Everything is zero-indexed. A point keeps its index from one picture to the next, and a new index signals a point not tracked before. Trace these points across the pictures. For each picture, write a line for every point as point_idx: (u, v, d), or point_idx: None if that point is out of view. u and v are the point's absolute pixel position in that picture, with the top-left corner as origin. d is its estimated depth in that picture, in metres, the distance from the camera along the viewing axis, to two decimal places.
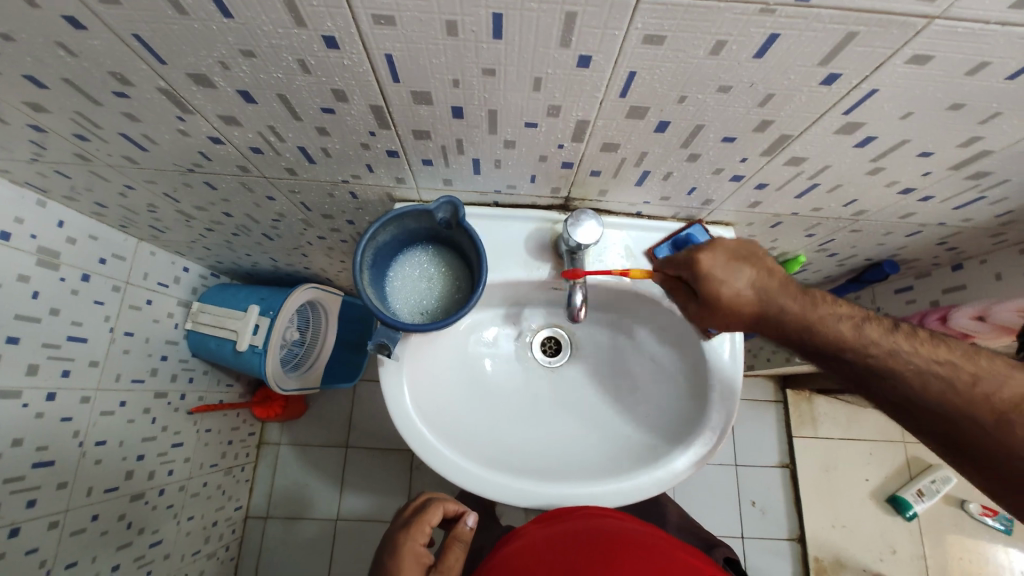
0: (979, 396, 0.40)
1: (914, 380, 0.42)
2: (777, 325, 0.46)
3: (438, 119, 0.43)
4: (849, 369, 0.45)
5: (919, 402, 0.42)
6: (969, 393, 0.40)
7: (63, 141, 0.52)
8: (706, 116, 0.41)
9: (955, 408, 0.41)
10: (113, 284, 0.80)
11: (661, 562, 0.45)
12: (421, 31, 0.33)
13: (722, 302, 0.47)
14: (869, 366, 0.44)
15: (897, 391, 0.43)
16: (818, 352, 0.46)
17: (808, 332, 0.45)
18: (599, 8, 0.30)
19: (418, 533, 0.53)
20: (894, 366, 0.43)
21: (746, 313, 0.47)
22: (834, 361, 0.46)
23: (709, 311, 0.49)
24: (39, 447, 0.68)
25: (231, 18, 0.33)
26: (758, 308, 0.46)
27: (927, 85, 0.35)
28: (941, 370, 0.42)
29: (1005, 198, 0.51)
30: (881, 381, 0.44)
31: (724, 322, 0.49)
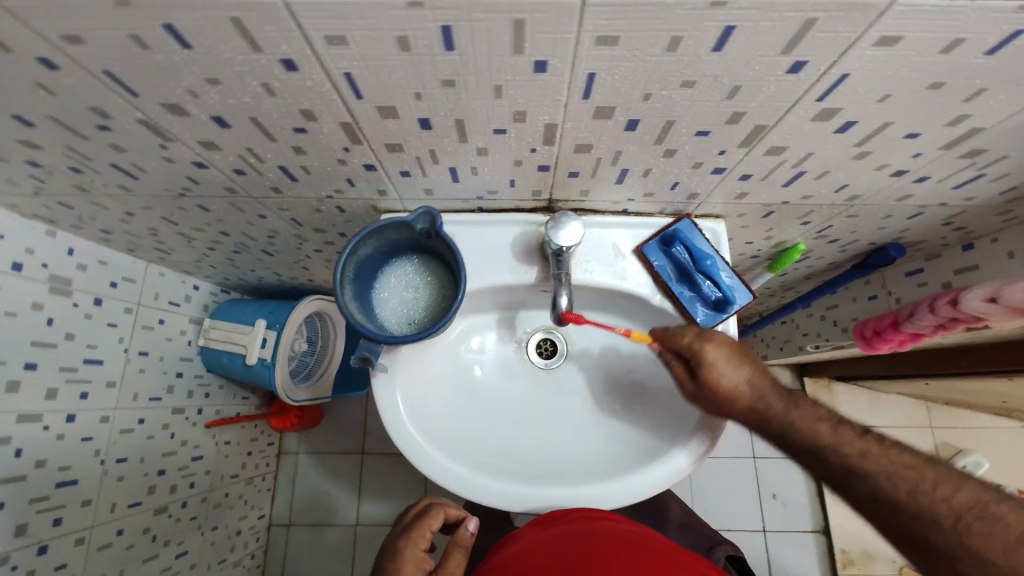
0: (943, 502, 0.40)
1: (884, 481, 0.43)
2: (763, 420, 0.49)
3: (407, 131, 0.44)
4: (826, 471, 0.46)
5: (888, 505, 0.42)
6: (936, 498, 0.41)
7: (60, 175, 0.54)
8: (675, 112, 0.40)
9: (922, 512, 0.41)
10: (124, 306, 0.83)
11: (660, 567, 0.44)
12: (375, 49, 0.33)
13: (718, 391, 0.50)
14: (843, 465, 0.45)
15: (869, 493, 0.43)
16: (796, 449, 0.48)
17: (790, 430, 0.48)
18: (545, 14, 0.30)
19: (419, 537, 0.53)
20: (865, 467, 0.44)
21: (738, 407, 0.50)
22: (809, 461, 0.47)
23: (701, 396, 0.51)
24: (62, 467, 0.71)
25: (190, 49, 0.34)
26: (749, 403, 0.50)
27: (900, 66, 0.34)
28: (909, 475, 0.43)
29: (1006, 175, 0.49)
30: (853, 479, 0.44)
31: (713, 408, 0.51)
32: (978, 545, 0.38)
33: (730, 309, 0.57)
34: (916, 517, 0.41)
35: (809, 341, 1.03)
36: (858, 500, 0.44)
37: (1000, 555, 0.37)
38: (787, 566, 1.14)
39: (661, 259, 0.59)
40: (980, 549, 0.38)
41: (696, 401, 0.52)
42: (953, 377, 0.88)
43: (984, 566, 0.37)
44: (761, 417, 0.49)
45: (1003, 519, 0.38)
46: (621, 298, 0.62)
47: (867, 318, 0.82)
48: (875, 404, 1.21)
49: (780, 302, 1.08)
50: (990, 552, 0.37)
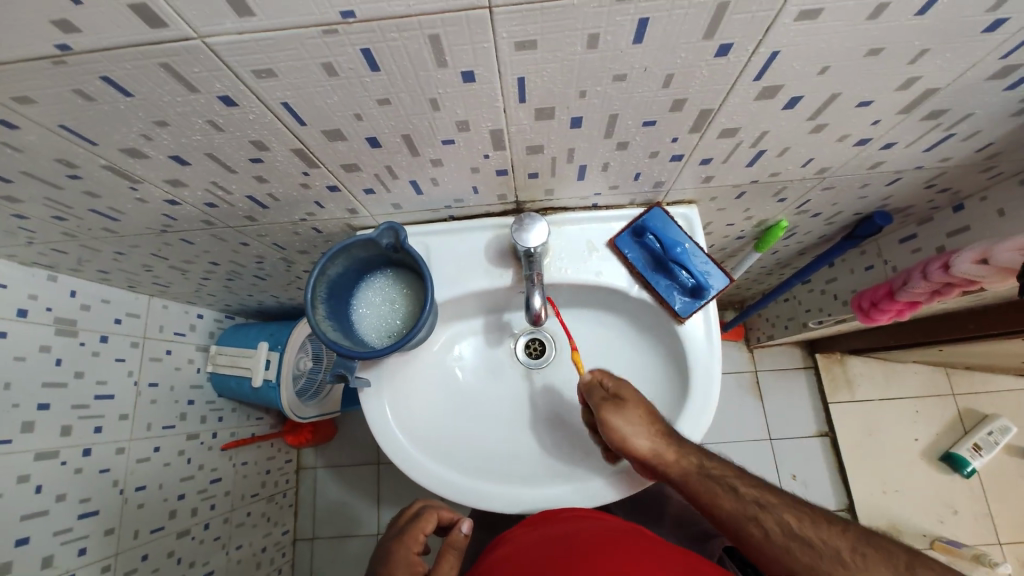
0: (839, 537, 0.42)
1: (790, 518, 0.44)
2: (679, 453, 0.50)
3: (358, 151, 0.45)
4: (734, 506, 0.46)
5: (796, 541, 0.42)
6: (834, 537, 0.42)
7: (46, 224, 0.57)
8: (615, 105, 0.40)
9: (823, 548, 0.42)
10: (131, 340, 0.86)
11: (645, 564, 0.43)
12: (304, 77, 0.34)
13: (640, 409, 0.52)
14: (751, 497, 0.46)
15: (775, 530, 0.44)
16: (713, 489, 0.48)
17: (702, 465, 0.49)
18: (457, 27, 0.31)
19: (412, 541, 0.54)
20: (770, 505, 0.45)
21: (657, 432, 0.51)
22: (722, 497, 0.47)
23: (620, 418, 0.52)
24: (82, 499, 0.74)
25: (132, 96, 0.35)
26: (664, 433, 0.51)
27: (830, 38, 0.33)
28: (809, 515, 0.44)
29: (977, 132, 0.47)
30: (761, 512, 0.45)
31: (631, 435, 0.51)
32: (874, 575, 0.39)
33: (708, 295, 0.56)
34: (818, 554, 0.41)
35: (812, 317, 1.01)
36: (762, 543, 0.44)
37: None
38: None
39: (635, 251, 0.59)
40: None
41: (613, 428, 0.52)
42: (963, 342, 0.85)
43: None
44: (677, 446, 0.50)
45: (889, 555, 0.41)
46: (600, 292, 0.61)
47: (864, 290, 0.79)
48: (891, 376, 1.17)
49: (780, 280, 1.06)
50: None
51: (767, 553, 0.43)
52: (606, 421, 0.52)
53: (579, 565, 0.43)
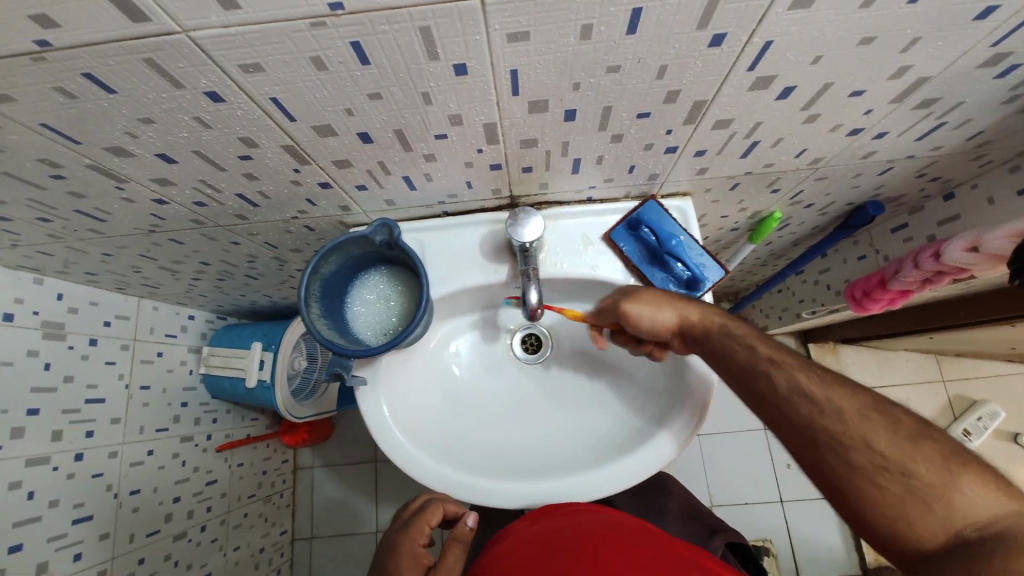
0: (852, 399, 0.38)
1: (802, 376, 0.41)
2: (703, 312, 0.49)
3: (350, 147, 0.44)
4: (754, 362, 0.43)
5: (800, 396, 0.39)
6: (842, 395, 0.38)
7: (30, 226, 0.55)
8: (610, 97, 0.39)
9: (826, 404, 0.38)
10: (121, 343, 0.85)
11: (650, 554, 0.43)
12: (293, 71, 0.34)
13: (654, 293, 0.51)
14: (768, 356, 0.43)
15: (783, 384, 0.41)
16: (734, 347, 0.45)
17: (729, 321, 0.47)
18: (448, 19, 0.30)
19: (417, 533, 0.53)
20: (785, 364, 0.42)
21: (676, 305, 0.50)
22: (740, 355, 0.44)
23: (640, 305, 0.50)
24: (75, 504, 0.73)
25: (115, 93, 0.35)
26: (682, 301, 0.50)
27: (824, 26, 0.33)
28: (827, 376, 0.40)
29: (968, 120, 0.48)
30: (776, 370, 0.42)
31: (654, 313, 0.50)
32: (870, 435, 0.36)
33: (703, 287, 0.57)
34: (819, 409, 0.38)
35: (805, 307, 1.02)
36: (767, 397, 0.41)
37: (889, 448, 0.35)
38: (809, 535, 1.13)
39: (630, 244, 0.59)
40: (874, 442, 0.36)
41: (634, 313, 0.50)
42: (952, 330, 0.86)
43: (871, 456, 0.36)
44: (700, 310, 0.49)
45: (898, 421, 0.37)
46: (596, 287, 0.61)
47: (856, 279, 0.80)
48: (883, 364, 1.19)
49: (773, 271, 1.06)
50: (880, 442, 0.36)
51: (770, 406, 0.41)
52: (627, 311, 0.50)
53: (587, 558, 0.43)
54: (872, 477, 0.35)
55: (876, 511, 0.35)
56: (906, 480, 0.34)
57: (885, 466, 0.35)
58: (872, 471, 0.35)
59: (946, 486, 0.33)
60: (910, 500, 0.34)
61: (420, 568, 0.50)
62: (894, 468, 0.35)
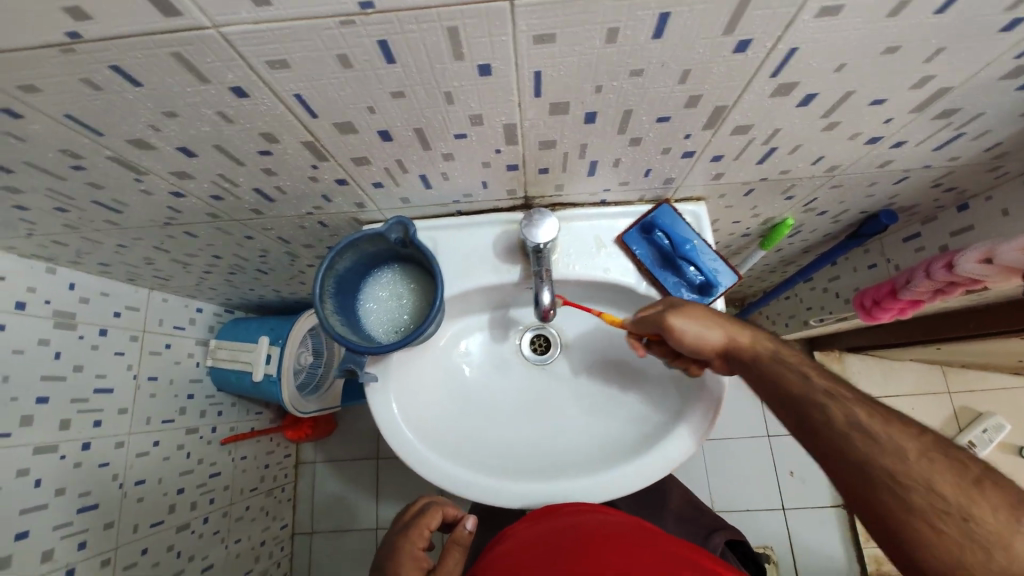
0: (913, 438, 0.36)
1: (859, 409, 0.38)
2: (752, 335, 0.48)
3: (369, 144, 0.44)
4: (806, 390, 0.41)
5: (855, 429, 0.37)
6: (902, 432, 0.36)
7: (47, 216, 0.56)
8: (631, 101, 0.40)
9: (885, 440, 0.36)
10: (130, 333, 0.85)
11: (651, 555, 0.43)
12: (318, 69, 0.34)
13: (700, 310, 0.50)
14: (822, 386, 0.41)
15: (836, 415, 0.39)
16: (783, 373, 0.43)
17: (779, 346, 0.46)
18: (476, 19, 0.30)
19: (416, 536, 0.54)
20: (840, 395, 0.40)
21: (722, 325, 0.49)
22: (791, 382, 0.42)
23: (685, 320, 0.49)
24: (81, 493, 0.74)
25: (141, 86, 0.35)
26: (730, 321, 0.49)
27: (850, 34, 0.33)
28: (885, 410, 0.38)
29: (987, 132, 0.47)
30: (831, 401, 0.40)
31: (699, 330, 0.49)
32: (933, 477, 0.34)
33: (716, 292, 0.57)
34: (876, 445, 0.36)
35: (813, 315, 1.02)
36: (818, 428, 0.39)
37: (952, 491, 0.33)
38: (810, 543, 1.12)
39: (643, 247, 0.59)
40: (937, 485, 0.33)
41: (678, 328, 0.49)
42: (962, 341, 0.86)
43: (933, 499, 0.33)
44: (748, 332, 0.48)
45: (964, 464, 0.35)
46: (607, 289, 0.61)
47: (866, 288, 0.79)
48: (889, 373, 1.18)
49: (781, 277, 1.06)
50: (944, 486, 0.33)
51: (819, 436, 0.39)
52: (671, 324, 0.50)
53: (584, 555, 0.44)
54: (931, 522, 0.33)
55: (933, 557, 0.32)
56: (970, 529, 0.32)
57: (948, 512, 0.33)
58: (932, 515, 0.33)
59: (1015, 537, 0.31)
60: (974, 550, 0.31)
61: (419, 571, 0.51)
62: (956, 514, 0.32)
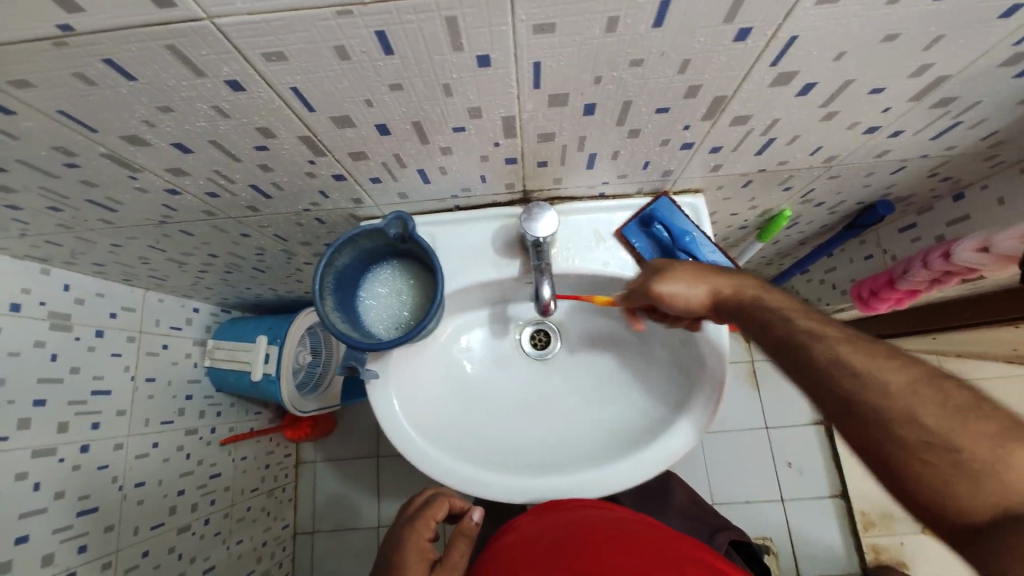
0: (896, 371, 0.36)
1: (842, 347, 0.39)
2: (734, 284, 0.49)
3: (367, 139, 0.44)
4: (789, 333, 0.42)
5: (839, 369, 0.38)
6: (885, 367, 0.36)
7: (41, 215, 0.55)
8: (630, 91, 0.39)
9: (867, 376, 0.36)
10: (126, 334, 0.84)
11: (657, 547, 0.44)
12: (316, 61, 0.33)
13: (684, 271, 0.51)
14: (805, 328, 0.41)
15: (821, 356, 0.39)
16: (769, 320, 0.44)
17: (764, 292, 0.47)
18: (475, 8, 0.30)
19: (423, 527, 0.54)
20: (824, 335, 0.40)
21: (706, 281, 0.50)
22: (775, 328, 0.43)
23: (671, 284, 0.50)
24: (81, 496, 0.73)
25: (136, 81, 0.34)
26: (713, 275, 0.50)
27: (848, 22, 0.33)
28: (871, 347, 0.38)
29: (984, 120, 0.48)
30: (814, 342, 0.40)
31: (686, 293, 0.49)
32: (916, 408, 0.34)
33: None
34: (858, 381, 0.36)
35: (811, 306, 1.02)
36: (804, 370, 0.40)
37: (935, 421, 0.33)
38: (809, 533, 1.13)
39: (642, 240, 0.59)
40: (919, 414, 0.34)
41: (665, 295, 0.50)
42: (959, 330, 0.86)
43: (915, 431, 0.33)
44: (730, 283, 0.49)
45: (950, 393, 0.34)
46: (606, 283, 0.61)
47: (863, 279, 0.80)
48: None
49: (778, 270, 1.06)
50: (927, 416, 0.33)
51: (805, 378, 0.40)
52: (659, 292, 0.50)
53: (585, 549, 0.44)
54: (915, 451, 0.33)
55: (919, 489, 0.33)
56: (955, 457, 0.32)
57: (932, 440, 0.33)
58: (914, 445, 0.33)
59: (1001, 461, 0.31)
60: (958, 476, 0.31)
61: (426, 562, 0.51)
62: (941, 442, 0.32)
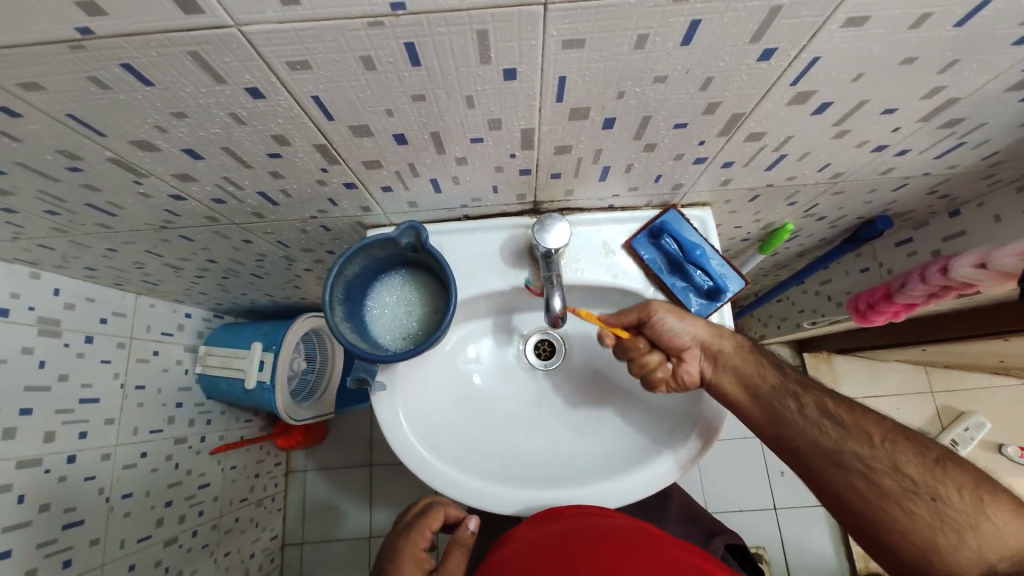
0: (875, 427, 0.47)
1: (830, 404, 0.50)
2: (732, 338, 0.55)
3: (383, 148, 0.43)
4: (779, 385, 0.52)
5: (829, 421, 0.48)
6: (867, 425, 0.47)
7: (36, 219, 0.53)
8: (650, 107, 0.40)
9: (854, 429, 0.47)
10: (117, 340, 0.82)
11: (659, 554, 0.42)
12: (340, 70, 0.33)
13: (683, 309, 0.56)
14: (797, 382, 0.52)
15: (816, 412, 0.49)
16: (765, 371, 0.53)
17: (755, 352, 0.55)
18: (508, 23, 0.30)
19: (418, 536, 0.53)
20: (814, 392, 0.51)
21: (706, 327, 0.55)
22: (772, 380, 0.53)
23: (673, 314, 0.55)
24: (67, 508, 0.71)
25: (153, 86, 0.34)
26: (710, 326, 0.56)
27: (870, 45, 0.34)
28: (853, 406, 0.49)
29: (986, 141, 0.49)
30: (806, 396, 0.51)
31: (678, 322, 0.54)
32: (900, 461, 0.44)
33: (724, 296, 0.58)
34: (848, 434, 0.47)
35: (806, 317, 1.04)
36: (799, 420, 0.49)
37: (916, 473, 0.43)
38: (801, 542, 1.14)
39: (651, 252, 0.59)
40: (901, 466, 0.44)
41: (659, 314, 0.54)
42: (951, 342, 0.88)
43: (903, 481, 0.43)
44: (727, 337, 0.55)
45: (922, 448, 0.45)
46: (615, 295, 0.61)
47: (860, 292, 0.81)
48: (876, 374, 1.21)
49: (775, 281, 1.08)
50: (910, 469, 0.44)
51: (802, 429, 0.49)
52: (658, 312, 0.54)
53: (601, 558, 0.41)
54: (903, 501, 0.42)
55: (909, 536, 0.42)
56: (934, 505, 0.42)
57: (917, 490, 0.43)
58: (904, 496, 0.43)
59: (976, 514, 0.40)
60: (944, 527, 0.40)
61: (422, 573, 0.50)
62: (925, 493, 0.42)
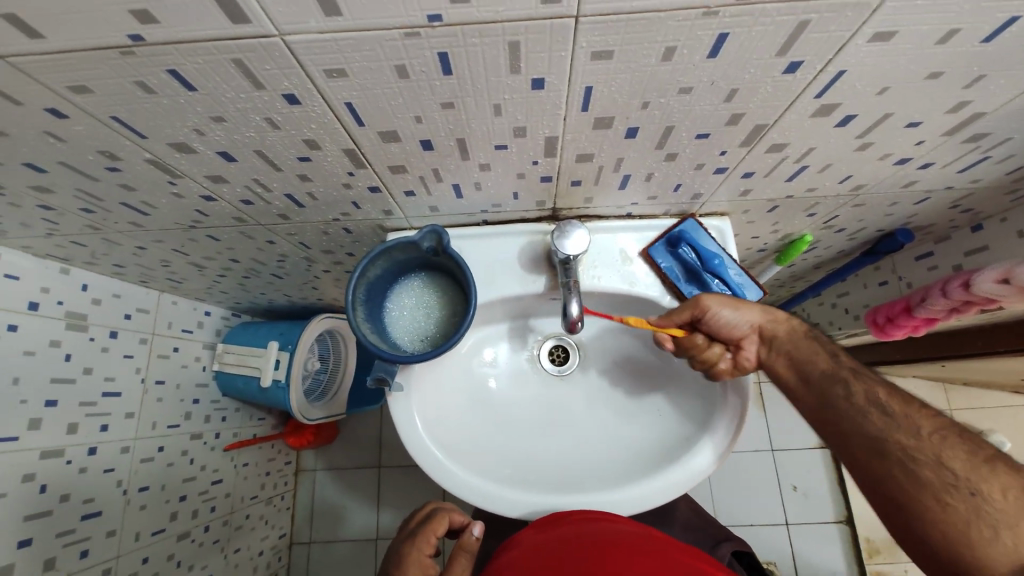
0: (926, 420, 0.41)
1: (880, 392, 0.44)
2: (786, 319, 0.55)
3: (409, 153, 0.44)
4: (830, 370, 0.48)
5: (875, 409, 0.43)
6: (918, 416, 0.42)
7: (72, 216, 0.55)
8: (673, 117, 0.40)
9: (901, 419, 0.42)
10: (140, 336, 0.84)
11: (669, 561, 0.41)
12: (375, 78, 0.34)
13: (733, 297, 0.55)
14: (852, 368, 0.48)
15: (861, 397, 0.45)
16: (816, 358, 0.50)
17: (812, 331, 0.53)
18: (540, 34, 0.31)
19: (423, 543, 0.53)
20: (866, 379, 0.46)
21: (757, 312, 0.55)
22: (820, 366, 0.49)
23: (726, 306, 0.54)
24: (86, 499, 0.72)
25: (194, 91, 0.35)
26: (761, 310, 0.55)
27: (896, 59, 0.34)
28: (906, 396, 0.44)
29: (1011, 156, 0.48)
30: (855, 381, 0.46)
31: (733, 313, 0.54)
32: (946, 455, 0.39)
33: None
34: (894, 423, 0.42)
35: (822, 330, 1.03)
36: (841, 403, 0.45)
37: (962, 469, 0.38)
38: (812, 559, 1.12)
39: (669, 260, 0.59)
40: (946, 459, 0.38)
41: (713, 309, 0.53)
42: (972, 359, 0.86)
43: (942, 474, 0.38)
44: (780, 320, 0.54)
45: (976, 445, 0.39)
46: (631, 302, 0.61)
47: (877, 305, 0.80)
48: None
49: (791, 292, 1.07)
50: (954, 463, 0.38)
51: (843, 413, 0.45)
52: (712, 307, 0.53)
53: (605, 562, 0.41)
54: (939, 493, 0.37)
55: (941, 530, 0.37)
56: (974, 502, 0.36)
57: (958, 484, 0.37)
58: (941, 489, 0.37)
59: (1019, 516, 0.35)
60: (979, 524, 0.35)
61: None
62: (965, 488, 0.37)
